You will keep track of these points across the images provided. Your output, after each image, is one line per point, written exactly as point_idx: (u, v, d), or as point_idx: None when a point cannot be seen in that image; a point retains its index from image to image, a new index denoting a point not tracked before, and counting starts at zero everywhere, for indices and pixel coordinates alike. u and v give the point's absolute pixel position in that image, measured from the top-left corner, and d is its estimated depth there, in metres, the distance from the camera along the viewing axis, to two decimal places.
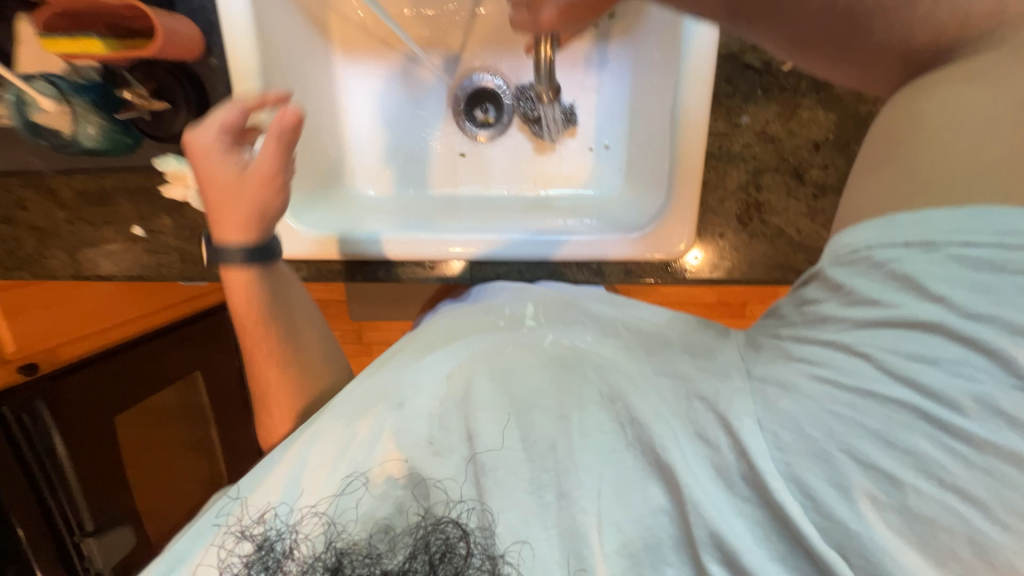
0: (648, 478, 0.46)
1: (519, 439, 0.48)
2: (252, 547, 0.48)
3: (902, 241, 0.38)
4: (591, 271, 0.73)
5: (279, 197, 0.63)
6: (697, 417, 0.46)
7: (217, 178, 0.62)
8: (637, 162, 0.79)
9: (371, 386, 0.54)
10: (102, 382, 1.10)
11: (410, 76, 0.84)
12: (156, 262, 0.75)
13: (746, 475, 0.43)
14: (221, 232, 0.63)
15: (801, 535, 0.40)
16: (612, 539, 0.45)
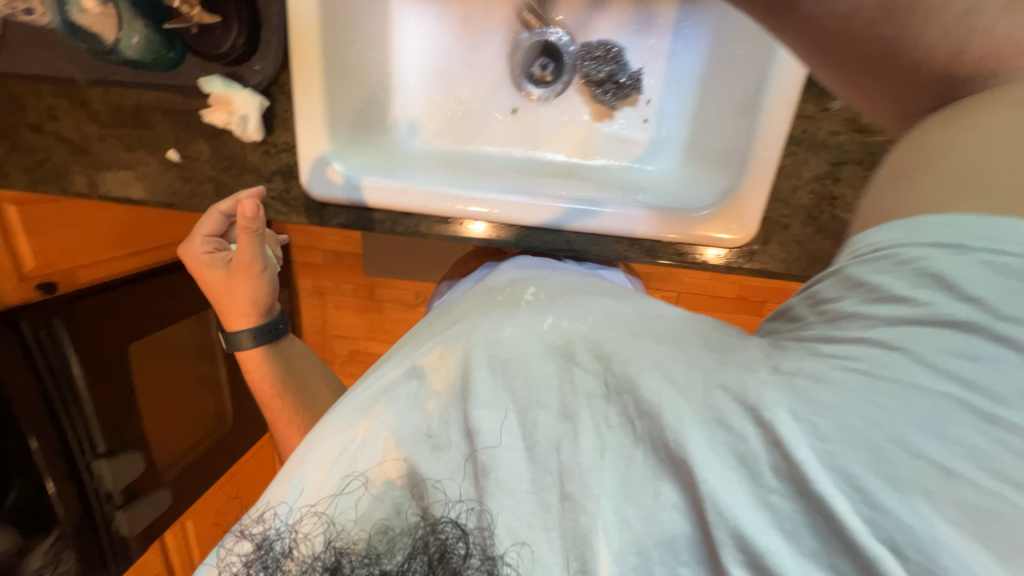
0: (660, 471, 0.37)
1: (518, 437, 0.40)
2: (251, 546, 0.44)
3: (930, 241, 0.33)
4: (643, 250, 0.70)
5: (260, 282, 0.68)
6: (715, 403, 0.36)
7: (210, 283, 0.69)
8: (701, 141, 0.75)
9: (365, 384, 0.48)
10: (114, 309, 1.10)
11: (469, 19, 0.79)
12: (189, 190, 0.71)
13: (782, 470, 0.33)
14: (227, 323, 0.70)
15: (850, 546, 0.32)
16: (617, 536, 0.37)
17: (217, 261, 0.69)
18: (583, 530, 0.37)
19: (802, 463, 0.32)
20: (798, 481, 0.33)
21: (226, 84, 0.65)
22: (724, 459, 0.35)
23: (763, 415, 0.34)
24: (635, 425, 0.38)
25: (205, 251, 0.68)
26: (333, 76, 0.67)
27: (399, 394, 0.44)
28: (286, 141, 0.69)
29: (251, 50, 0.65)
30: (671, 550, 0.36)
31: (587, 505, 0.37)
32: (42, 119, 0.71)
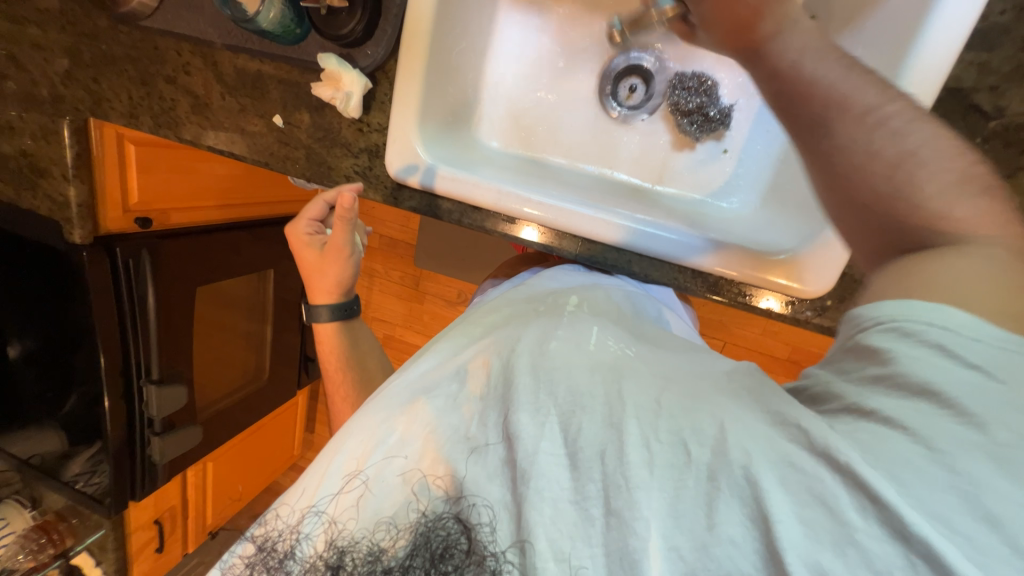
0: (714, 498, 0.36)
1: (561, 443, 0.40)
2: (254, 548, 0.48)
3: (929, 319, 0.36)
4: (707, 284, 0.68)
5: (345, 264, 0.72)
6: (781, 444, 0.35)
7: (305, 258, 0.74)
8: (785, 186, 0.73)
9: (401, 383, 0.50)
10: (198, 252, 1.20)
11: (567, 33, 0.81)
12: (285, 154, 0.78)
13: (870, 512, 0.32)
14: (310, 296, 0.75)
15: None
16: (667, 567, 0.36)
17: (315, 242, 0.74)
18: (633, 555, 0.36)
19: (891, 503, 0.31)
20: (894, 524, 0.31)
21: (340, 63, 0.68)
22: (798, 497, 0.34)
23: (840, 458, 0.33)
24: (690, 451, 0.37)
25: (306, 232, 0.74)
26: (433, 68, 0.70)
27: (440, 394, 0.46)
28: (378, 123, 0.73)
29: (367, 35, 0.69)
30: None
31: (636, 528, 0.36)
32: (177, 73, 0.80)
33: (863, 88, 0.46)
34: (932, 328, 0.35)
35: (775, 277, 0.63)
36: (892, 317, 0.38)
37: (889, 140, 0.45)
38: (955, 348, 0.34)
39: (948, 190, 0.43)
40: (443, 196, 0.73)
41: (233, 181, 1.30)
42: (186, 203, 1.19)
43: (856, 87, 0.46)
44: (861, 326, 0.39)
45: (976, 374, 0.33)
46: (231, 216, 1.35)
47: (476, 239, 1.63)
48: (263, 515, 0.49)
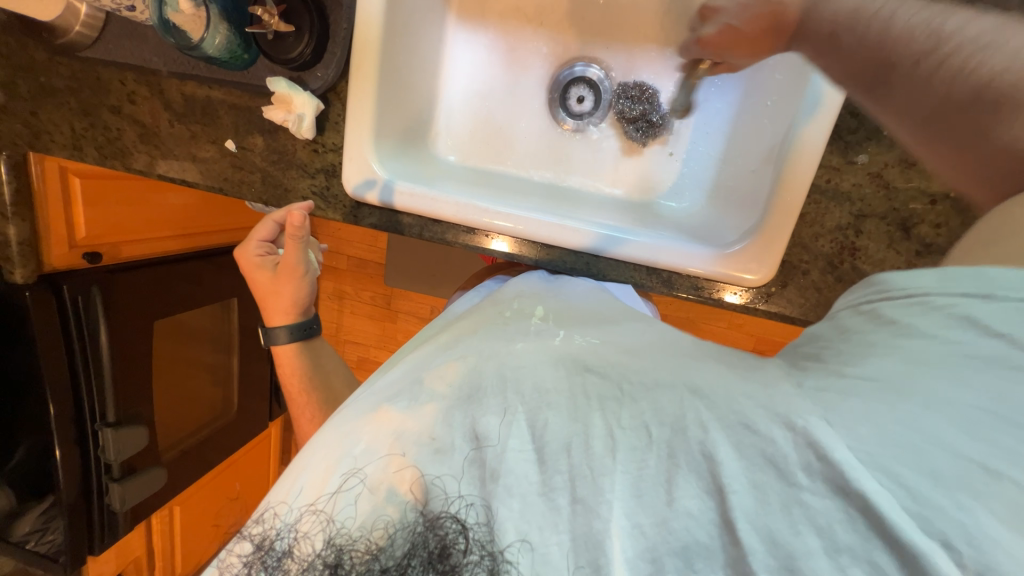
0: (674, 474, 0.38)
1: (527, 438, 0.41)
2: (250, 548, 0.44)
3: (960, 291, 0.35)
4: (660, 281, 0.71)
5: (300, 284, 0.72)
6: (745, 410, 0.38)
7: (258, 280, 0.73)
8: (727, 183, 0.77)
9: (367, 397, 0.51)
10: (155, 287, 1.17)
11: (515, 50, 0.85)
12: (240, 178, 0.77)
13: (814, 468, 0.34)
14: (268, 318, 0.74)
15: (891, 541, 0.32)
16: (630, 543, 0.38)
17: (267, 264, 0.73)
18: (596, 536, 0.39)
19: (839, 460, 0.33)
20: (834, 478, 0.34)
21: (290, 86, 0.69)
22: (750, 462, 0.37)
23: (796, 423, 0.35)
24: (651, 431, 0.40)
25: (256, 254, 0.73)
26: (384, 86, 0.72)
27: (404, 397, 0.47)
28: (333, 143, 0.74)
29: (316, 59, 0.70)
30: (684, 558, 0.38)
31: (600, 510, 0.39)
32: (122, 102, 0.78)
33: (924, 28, 0.49)
34: (968, 300, 0.35)
35: (723, 269, 0.67)
36: (918, 289, 0.37)
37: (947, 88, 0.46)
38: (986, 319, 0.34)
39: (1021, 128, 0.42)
40: (402, 211, 0.74)
41: (188, 210, 1.27)
42: (136, 235, 1.16)
43: (909, 33, 0.49)
44: (885, 295, 0.39)
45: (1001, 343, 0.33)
46: (188, 245, 1.31)
47: (446, 254, 1.64)
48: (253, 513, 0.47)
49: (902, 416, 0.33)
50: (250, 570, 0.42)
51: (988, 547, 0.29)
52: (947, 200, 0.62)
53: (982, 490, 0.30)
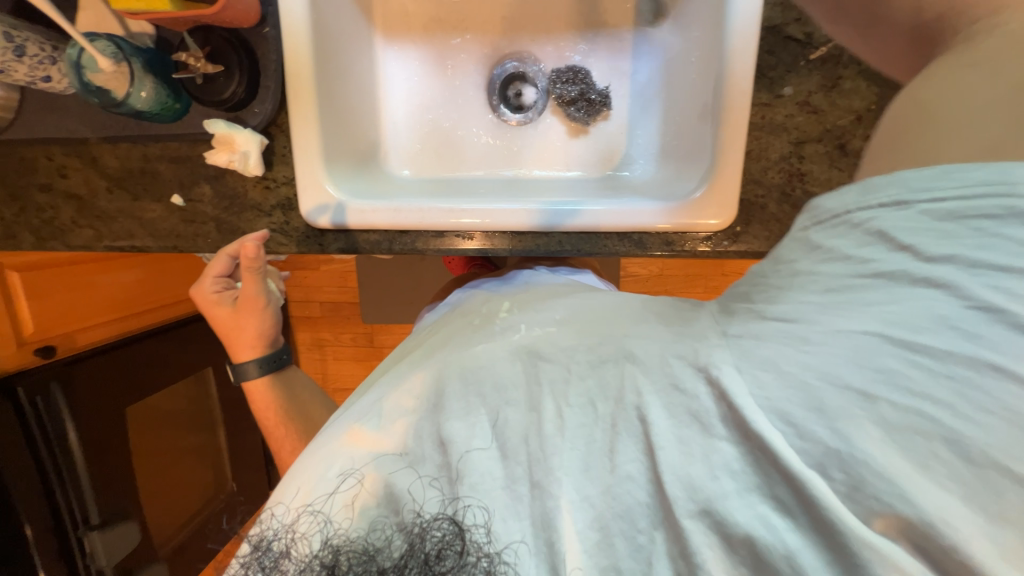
0: (616, 443, 0.40)
1: (489, 434, 0.43)
2: (250, 547, 0.46)
3: (879, 201, 0.35)
4: (632, 242, 0.73)
5: (264, 315, 0.70)
6: (671, 368, 0.40)
7: (218, 316, 0.71)
8: (672, 142, 0.80)
9: (345, 414, 0.50)
10: (121, 373, 1.10)
11: (446, 58, 0.86)
12: (193, 231, 0.74)
13: (726, 417, 0.37)
14: (235, 353, 0.72)
15: (784, 473, 0.35)
16: (581, 515, 0.41)
17: (226, 298, 0.71)
18: (550, 511, 0.41)
19: (741, 406, 0.36)
20: (738, 424, 0.36)
21: (229, 125, 0.68)
22: (680, 418, 0.39)
23: (712, 373, 0.37)
24: (597, 408, 0.42)
25: (213, 290, 0.71)
26: (326, 112, 0.72)
27: (372, 415, 0.46)
28: (284, 176, 0.73)
29: (251, 95, 0.69)
30: (628, 520, 0.40)
31: (551, 490, 0.41)
32: (52, 178, 0.75)
33: None
34: (886, 209, 0.34)
35: (689, 218, 0.69)
36: (860, 208, 0.36)
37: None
38: (895, 229, 0.34)
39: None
40: (365, 229, 0.74)
41: (144, 283, 1.22)
42: (94, 320, 1.10)
43: None
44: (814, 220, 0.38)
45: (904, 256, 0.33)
46: (154, 319, 1.25)
47: (418, 276, 1.63)
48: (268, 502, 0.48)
49: (798, 355, 0.35)
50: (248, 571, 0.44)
51: (855, 467, 0.33)
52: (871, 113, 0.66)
53: (854, 413, 0.33)
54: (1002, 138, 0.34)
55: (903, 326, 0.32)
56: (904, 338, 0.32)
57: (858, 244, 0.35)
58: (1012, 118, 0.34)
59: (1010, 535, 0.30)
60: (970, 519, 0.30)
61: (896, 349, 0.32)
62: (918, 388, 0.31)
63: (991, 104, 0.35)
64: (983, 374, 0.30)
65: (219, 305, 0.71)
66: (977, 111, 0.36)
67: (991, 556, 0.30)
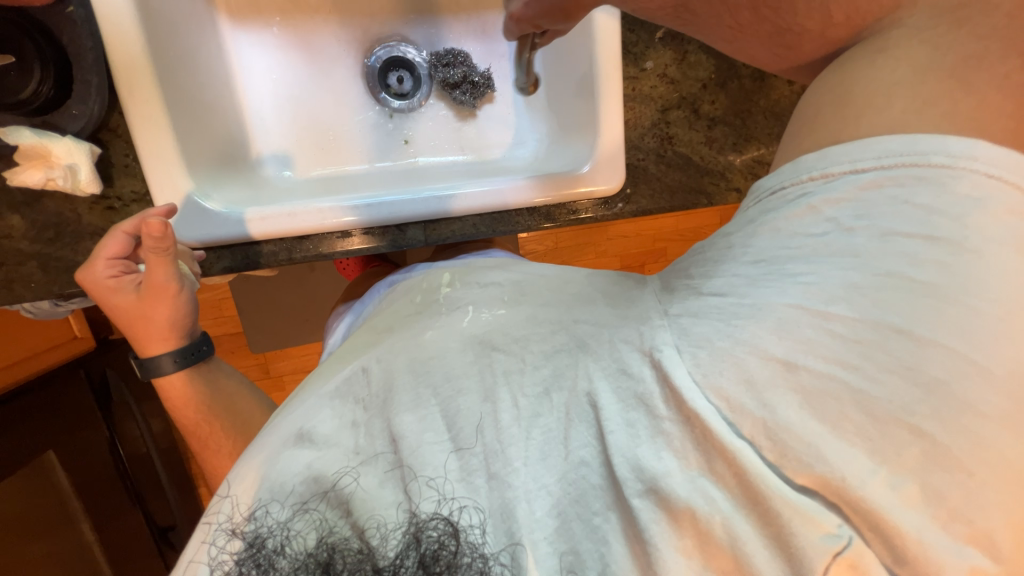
0: (569, 429, 0.45)
1: (445, 429, 0.46)
2: (241, 543, 0.44)
3: (807, 175, 0.44)
4: (541, 216, 0.76)
5: (182, 301, 0.58)
6: (622, 356, 0.45)
7: (117, 305, 0.57)
8: (557, 119, 0.85)
9: (288, 417, 0.49)
10: None
11: (310, 45, 0.79)
12: (3, 275, 0.57)
13: (669, 397, 0.42)
14: (144, 349, 0.59)
15: (713, 446, 0.40)
16: (541, 503, 0.44)
17: (126, 284, 0.57)
18: (509, 505, 0.43)
19: (680, 386, 0.41)
20: (681, 406, 0.41)
21: (38, 133, 0.53)
22: (626, 402, 0.43)
23: (654, 354, 0.43)
24: (552, 396, 0.46)
25: (108, 275, 0.56)
26: (176, 111, 0.61)
27: (324, 420, 0.47)
28: (132, 190, 0.60)
29: (64, 94, 0.55)
30: (585, 503, 0.43)
31: (508, 480, 0.44)
32: None
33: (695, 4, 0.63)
34: (813, 181, 0.43)
35: (586, 186, 0.75)
36: (788, 184, 0.45)
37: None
38: (833, 197, 0.42)
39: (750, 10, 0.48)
40: (262, 239, 0.65)
41: None
42: None
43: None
44: (754, 201, 0.47)
45: (775, 246, 0.43)
46: None
47: (311, 292, 1.48)
48: (208, 506, 0.48)
49: (725, 330, 0.41)
50: (241, 569, 0.43)
51: (778, 433, 0.38)
52: (713, 82, 0.79)
53: (778, 382, 0.39)
54: (901, 118, 0.41)
55: (818, 299, 0.39)
56: (819, 307, 0.39)
57: (804, 224, 0.42)
58: (913, 97, 0.42)
59: (908, 482, 0.36)
60: (875, 471, 0.36)
61: (811, 316, 0.39)
62: (823, 350, 0.38)
63: (896, 85, 0.43)
64: (890, 338, 0.38)
65: (109, 294, 0.56)
66: (868, 96, 0.44)
67: (893, 499, 0.36)
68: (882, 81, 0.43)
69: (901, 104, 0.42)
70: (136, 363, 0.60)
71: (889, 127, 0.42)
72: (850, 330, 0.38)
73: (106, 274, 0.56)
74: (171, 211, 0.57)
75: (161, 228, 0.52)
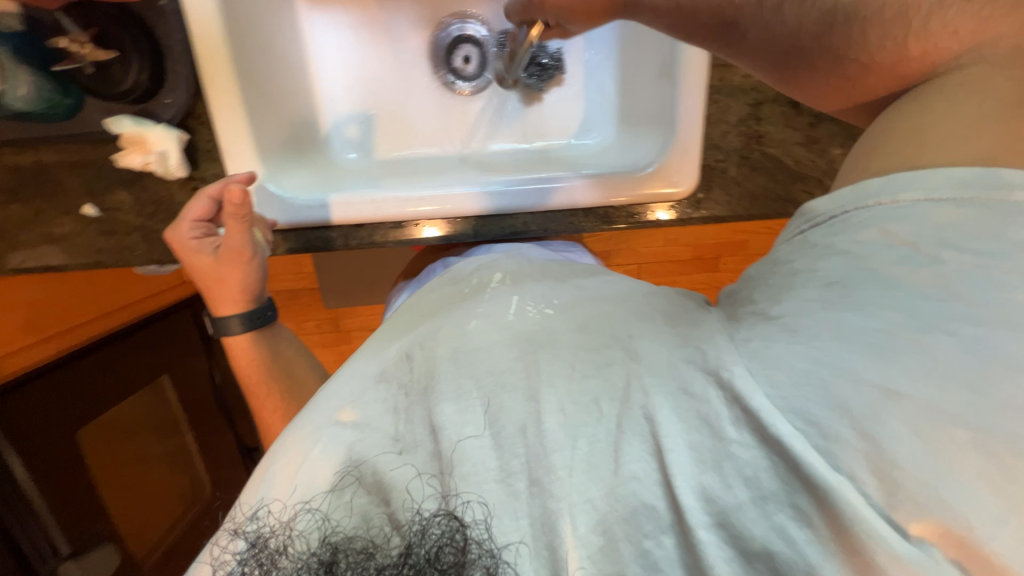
0: (620, 442, 0.38)
1: (485, 425, 0.41)
2: (246, 543, 0.43)
3: (874, 199, 0.36)
4: (598, 217, 0.71)
5: (252, 268, 0.63)
6: (679, 372, 0.38)
7: (197, 265, 0.63)
8: (631, 106, 0.77)
9: (322, 403, 0.47)
10: (72, 396, 1.01)
11: (380, 22, 0.78)
12: (116, 244, 0.66)
13: (741, 419, 0.35)
14: (217, 308, 0.66)
15: (805, 481, 0.32)
16: (585, 519, 0.38)
17: (206, 246, 0.63)
18: (551, 516, 0.38)
19: (757, 409, 0.34)
20: (755, 426, 0.34)
21: (137, 123, 0.60)
22: (688, 423, 0.37)
23: (722, 373, 0.36)
24: (601, 406, 0.40)
25: (192, 236, 0.62)
26: (251, 99, 0.64)
27: (370, 401, 0.46)
28: (214, 173, 0.65)
29: (158, 84, 0.61)
30: (633, 524, 0.37)
31: (552, 490, 0.39)
32: None
33: None
34: (880, 206, 0.36)
35: (653, 189, 0.69)
36: (844, 209, 0.37)
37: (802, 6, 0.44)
38: (897, 228, 0.34)
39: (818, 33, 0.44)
40: (340, 224, 0.69)
41: (85, 288, 1.10)
42: (39, 335, 0.99)
43: None
44: (813, 220, 0.39)
45: (847, 259, 0.35)
46: (113, 323, 1.13)
47: (377, 258, 1.55)
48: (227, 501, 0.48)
49: (803, 350, 0.34)
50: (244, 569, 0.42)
51: (889, 471, 0.29)
52: None
53: (881, 411, 0.30)
54: (994, 146, 0.33)
55: (896, 326, 0.32)
56: (917, 332, 0.31)
57: (876, 249, 0.34)
58: (1013, 123, 0.33)
59: None
60: None
61: (915, 342, 0.31)
62: (924, 376, 0.30)
63: (993, 108, 0.34)
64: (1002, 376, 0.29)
65: (189, 256, 0.63)
66: (957, 116, 0.35)
67: None
68: (968, 102, 0.36)
69: (995, 129, 0.34)
70: (210, 320, 0.68)
71: (976, 154, 0.34)
72: (944, 352, 0.30)
73: (189, 236, 0.63)
74: (251, 180, 0.62)
75: (241, 198, 0.56)
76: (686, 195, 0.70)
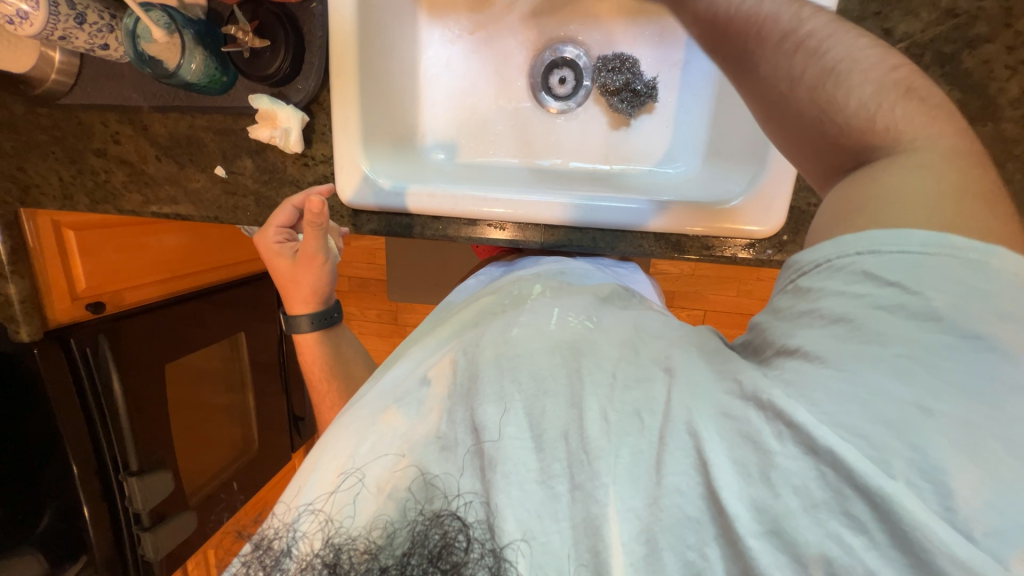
0: (663, 454, 0.38)
1: (527, 428, 0.41)
2: (250, 547, 0.46)
3: (853, 252, 0.40)
4: (669, 244, 0.70)
5: (321, 272, 0.72)
6: (720, 399, 0.38)
7: (278, 266, 0.73)
8: (721, 141, 0.76)
9: (366, 404, 0.52)
10: (169, 326, 1.14)
11: (490, 40, 0.84)
12: (233, 203, 0.77)
13: (785, 435, 0.34)
14: (290, 307, 0.75)
15: (859, 488, 0.32)
16: (628, 526, 0.37)
17: (287, 250, 0.72)
18: (596, 520, 0.38)
19: (802, 423, 0.34)
20: (803, 439, 0.34)
21: (273, 102, 0.69)
22: (732, 442, 0.36)
23: (761, 396, 0.36)
24: (644, 420, 0.40)
25: (275, 240, 0.72)
26: (367, 92, 0.72)
27: (413, 401, 0.48)
28: (322, 154, 0.75)
29: (295, 71, 0.70)
30: (677, 534, 0.36)
31: (598, 496, 0.38)
32: (106, 143, 0.78)
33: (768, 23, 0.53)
34: (859, 257, 0.39)
35: (736, 224, 0.66)
36: (825, 258, 0.41)
37: (800, 64, 0.49)
38: (876, 271, 0.38)
39: (872, 90, 0.46)
40: (420, 214, 0.74)
41: (195, 244, 1.26)
42: (156, 276, 1.16)
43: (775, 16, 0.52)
44: (800, 272, 0.43)
45: (894, 291, 0.36)
46: (208, 279, 1.29)
47: (446, 261, 1.63)
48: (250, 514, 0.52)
49: (838, 372, 0.35)
50: (247, 570, 0.44)
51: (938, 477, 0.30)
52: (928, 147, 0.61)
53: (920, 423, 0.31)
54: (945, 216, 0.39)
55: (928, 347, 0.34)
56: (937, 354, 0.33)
57: (867, 288, 0.38)
58: (954, 201, 0.40)
59: None
60: None
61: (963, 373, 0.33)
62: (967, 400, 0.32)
63: (934, 185, 0.41)
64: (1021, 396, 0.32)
65: (273, 258, 0.73)
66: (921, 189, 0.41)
67: None
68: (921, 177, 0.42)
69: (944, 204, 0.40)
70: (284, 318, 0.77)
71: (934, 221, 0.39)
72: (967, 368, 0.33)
73: (274, 242, 0.72)
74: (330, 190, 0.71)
75: (319, 209, 0.65)
76: (771, 237, 0.67)
